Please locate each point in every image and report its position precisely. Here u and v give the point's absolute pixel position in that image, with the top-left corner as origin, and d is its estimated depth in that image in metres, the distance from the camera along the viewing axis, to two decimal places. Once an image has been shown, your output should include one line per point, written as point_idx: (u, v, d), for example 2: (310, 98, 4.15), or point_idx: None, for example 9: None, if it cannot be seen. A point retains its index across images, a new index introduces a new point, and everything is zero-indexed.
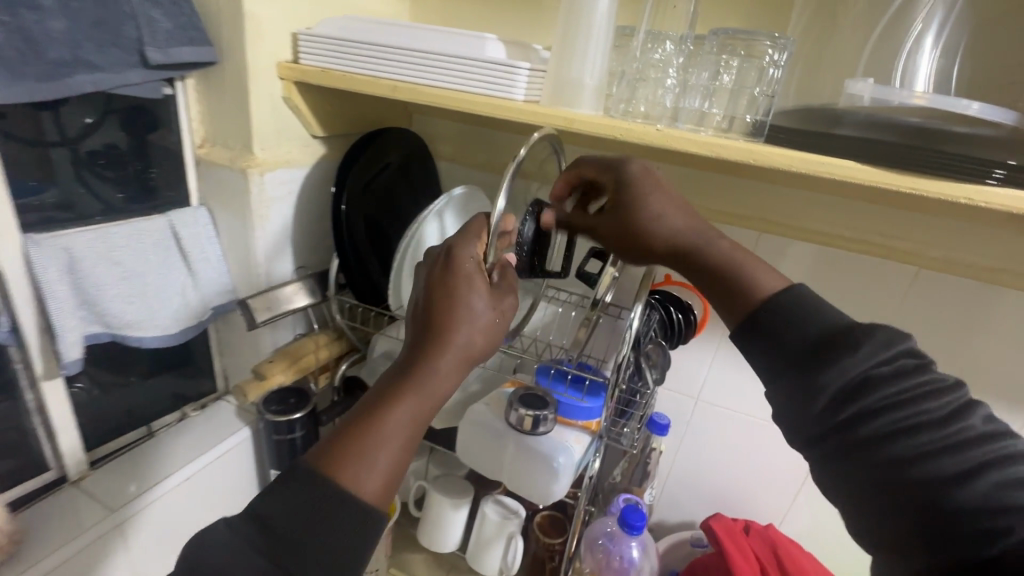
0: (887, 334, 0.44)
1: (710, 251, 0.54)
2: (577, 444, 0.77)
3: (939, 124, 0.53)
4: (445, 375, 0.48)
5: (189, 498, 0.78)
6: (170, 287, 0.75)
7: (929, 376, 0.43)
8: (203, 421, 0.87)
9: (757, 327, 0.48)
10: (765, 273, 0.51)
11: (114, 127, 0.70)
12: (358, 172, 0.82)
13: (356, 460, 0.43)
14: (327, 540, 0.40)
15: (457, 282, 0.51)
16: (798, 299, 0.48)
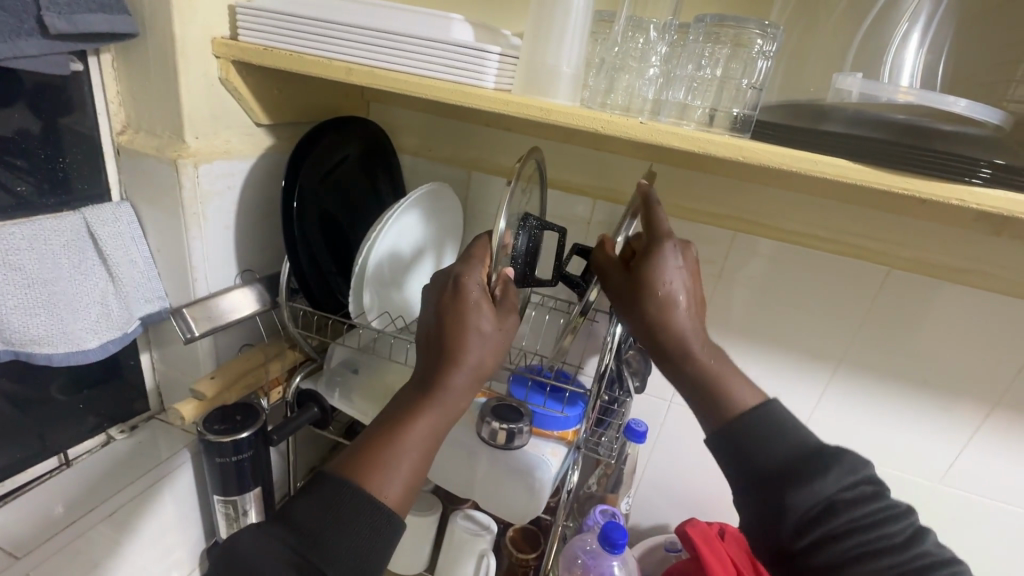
0: (852, 460, 0.50)
1: (700, 364, 0.57)
2: (554, 457, 0.72)
3: (926, 122, 0.51)
4: (456, 392, 0.51)
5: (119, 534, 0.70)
6: (86, 295, 0.65)
7: (885, 502, 0.48)
8: (135, 448, 0.79)
9: (735, 438, 0.53)
10: (745, 387, 0.57)
11: (24, 107, 0.59)
12: (309, 165, 0.74)
13: (378, 474, 0.47)
14: (353, 544, 0.43)
15: (463, 305, 0.53)
16: (771, 418, 0.53)
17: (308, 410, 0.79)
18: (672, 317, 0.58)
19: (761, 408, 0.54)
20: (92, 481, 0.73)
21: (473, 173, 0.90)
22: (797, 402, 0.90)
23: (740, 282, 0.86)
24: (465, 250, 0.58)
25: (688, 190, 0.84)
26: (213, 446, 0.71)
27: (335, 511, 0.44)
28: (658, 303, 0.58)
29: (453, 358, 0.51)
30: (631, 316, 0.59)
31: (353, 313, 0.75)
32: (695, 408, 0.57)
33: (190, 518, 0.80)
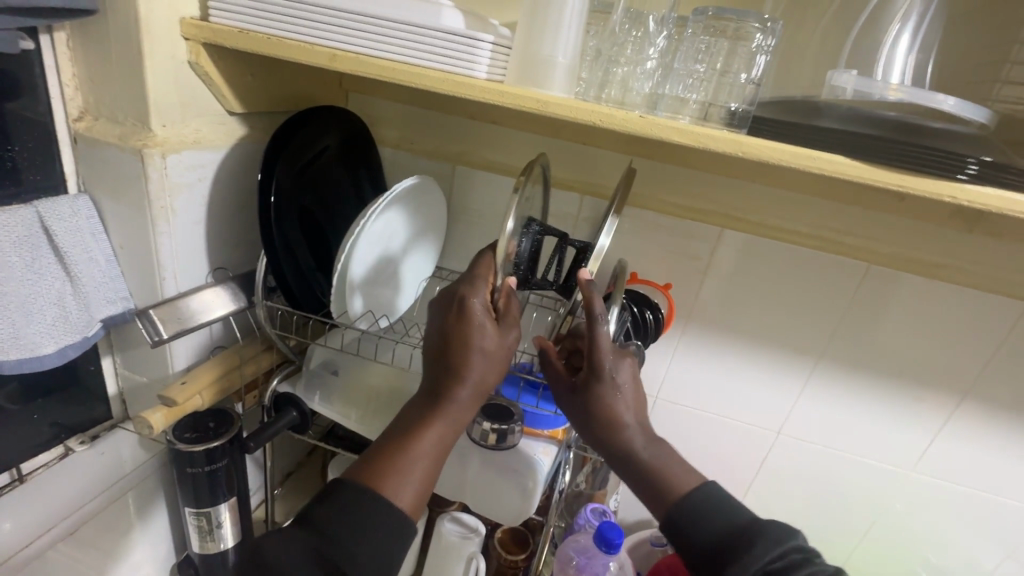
0: (778, 531, 0.49)
1: (639, 463, 0.57)
2: (546, 456, 0.71)
3: (917, 119, 0.51)
4: (463, 405, 0.54)
5: (76, 552, 0.67)
6: (41, 297, 0.60)
7: (817, 570, 0.46)
8: (96, 456, 0.73)
9: (678, 525, 0.53)
10: (685, 472, 0.58)
11: None
12: (288, 156, 0.70)
13: (394, 478, 0.50)
14: (375, 544, 0.47)
15: (469, 323, 0.54)
16: (708, 497, 0.54)
17: (286, 414, 0.75)
18: (618, 429, 0.57)
19: (698, 490, 0.55)
20: (47, 494, 0.67)
21: (457, 166, 0.87)
22: (779, 395, 0.92)
23: (726, 278, 0.86)
24: (469, 268, 0.59)
25: (678, 186, 0.84)
26: (182, 455, 0.67)
27: (361, 514, 0.47)
28: (605, 416, 0.57)
29: (459, 373, 0.54)
30: (579, 429, 0.59)
31: (335, 313, 0.71)
32: (642, 497, 0.58)
33: (154, 531, 0.77)
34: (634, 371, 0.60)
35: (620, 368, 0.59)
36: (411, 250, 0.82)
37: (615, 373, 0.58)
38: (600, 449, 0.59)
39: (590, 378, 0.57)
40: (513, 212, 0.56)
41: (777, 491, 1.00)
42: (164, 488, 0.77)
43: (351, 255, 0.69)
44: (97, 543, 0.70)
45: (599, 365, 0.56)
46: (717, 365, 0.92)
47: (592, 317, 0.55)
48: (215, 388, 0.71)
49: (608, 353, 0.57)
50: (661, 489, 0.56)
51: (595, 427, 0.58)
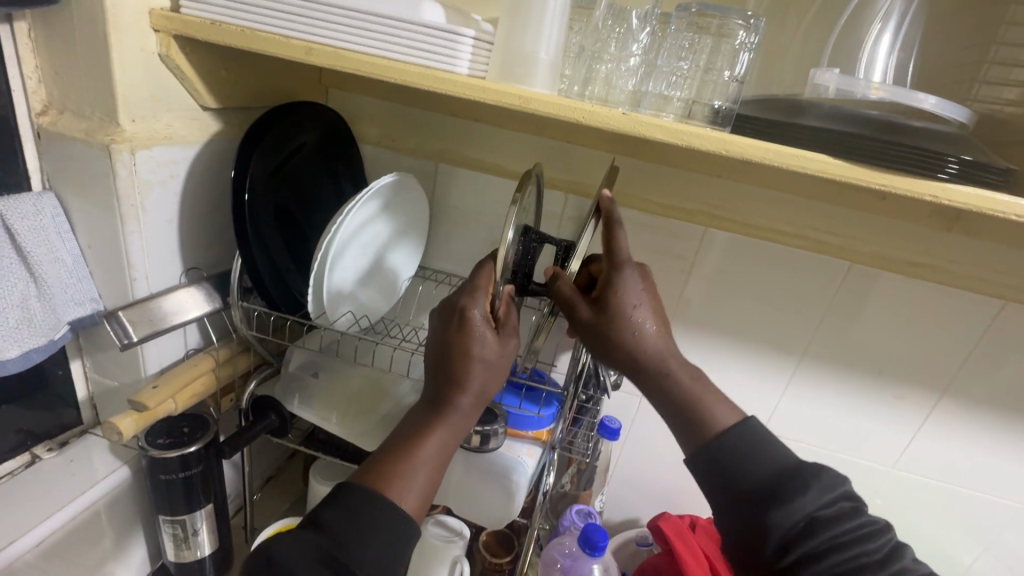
0: (830, 478, 0.51)
1: (672, 386, 0.57)
2: (530, 459, 0.70)
3: (898, 119, 0.51)
4: (464, 413, 0.54)
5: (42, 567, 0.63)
6: (2, 299, 0.57)
7: (862, 518, 0.50)
8: (65, 465, 0.70)
9: (716, 457, 0.54)
10: (719, 404, 0.57)
11: None
12: (264, 153, 0.68)
13: (398, 482, 0.50)
14: (381, 547, 0.46)
15: (468, 334, 0.54)
16: (749, 434, 0.55)
17: (265, 417, 0.74)
18: (646, 345, 0.57)
19: (737, 426, 0.55)
20: (11, 505, 0.64)
21: (439, 164, 0.86)
22: (763, 393, 0.92)
23: (710, 276, 0.86)
24: (470, 279, 0.58)
25: (663, 185, 0.83)
26: (156, 462, 0.65)
27: (365, 518, 0.46)
28: (627, 328, 0.57)
29: (460, 381, 0.53)
30: (606, 354, 0.58)
31: (313, 315, 0.69)
32: (675, 428, 0.58)
33: (132, 544, 0.74)
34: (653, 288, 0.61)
35: (641, 284, 0.59)
36: (395, 246, 0.81)
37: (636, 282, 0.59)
38: (632, 373, 0.59)
39: (610, 282, 0.58)
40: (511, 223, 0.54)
41: None
42: (138, 498, 0.74)
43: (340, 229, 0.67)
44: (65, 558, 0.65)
45: (620, 272, 0.58)
46: (701, 364, 0.92)
47: (611, 228, 0.58)
48: (188, 391, 0.69)
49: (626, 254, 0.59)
50: (691, 416, 0.56)
51: (622, 343, 0.58)
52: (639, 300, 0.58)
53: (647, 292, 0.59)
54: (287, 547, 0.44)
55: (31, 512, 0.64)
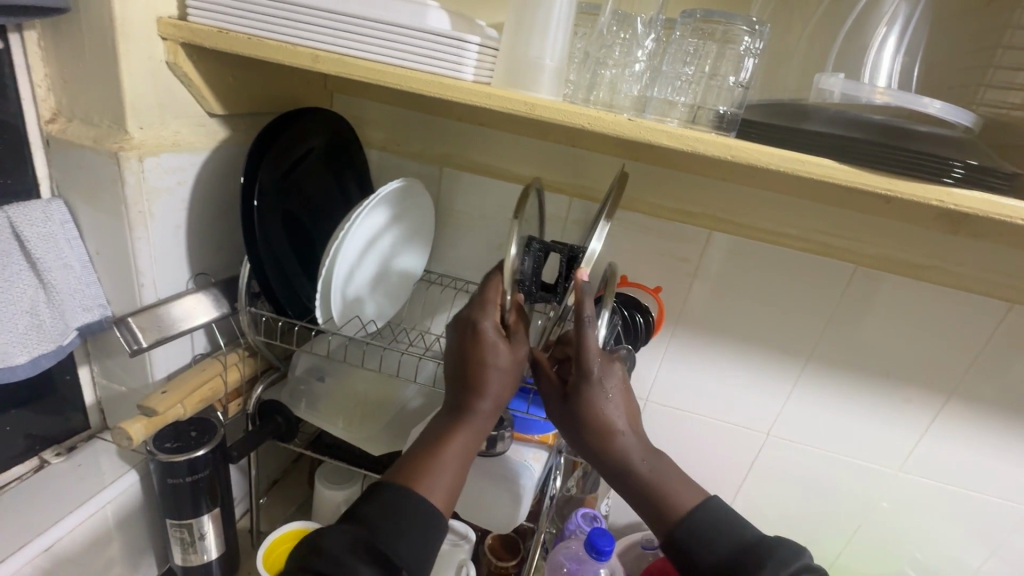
0: (787, 552, 0.53)
1: (636, 477, 0.57)
2: (536, 462, 0.71)
3: (904, 123, 0.51)
4: (484, 416, 0.54)
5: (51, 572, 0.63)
6: (13, 305, 0.58)
7: None
8: (73, 469, 0.71)
9: (678, 543, 0.56)
10: (685, 490, 0.58)
11: None
12: (272, 160, 0.68)
13: (425, 481, 0.50)
14: (417, 539, 0.47)
15: (482, 345, 0.54)
16: (709, 516, 0.56)
17: (272, 421, 0.75)
18: (614, 437, 0.57)
19: (700, 507, 0.57)
20: (21, 510, 0.65)
21: (444, 169, 0.86)
22: (768, 397, 0.92)
23: (715, 280, 0.86)
24: (479, 289, 0.57)
25: (667, 188, 0.83)
26: (164, 466, 0.65)
27: (400, 513, 0.48)
28: (597, 434, 0.56)
29: (477, 387, 0.53)
30: (575, 441, 0.58)
31: (320, 321, 0.70)
32: (640, 511, 0.59)
33: (140, 549, 0.75)
34: (624, 380, 0.59)
35: (612, 381, 0.57)
36: (401, 253, 0.81)
37: (605, 378, 0.57)
38: (598, 462, 0.59)
39: (580, 385, 0.56)
40: (512, 242, 0.54)
41: (766, 492, 1.00)
42: (148, 502, 0.74)
43: (336, 261, 0.67)
44: (75, 564, 0.65)
45: (588, 379, 0.55)
46: (706, 368, 0.93)
47: (580, 326, 0.54)
48: (197, 395, 0.69)
49: (595, 357, 0.55)
50: (660, 512, 0.57)
51: (589, 439, 0.57)
52: (606, 397, 0.56)
53: (618, 388, 0.57)
54: (333, 540, 0.46)
55: (40, 516, 0.64)
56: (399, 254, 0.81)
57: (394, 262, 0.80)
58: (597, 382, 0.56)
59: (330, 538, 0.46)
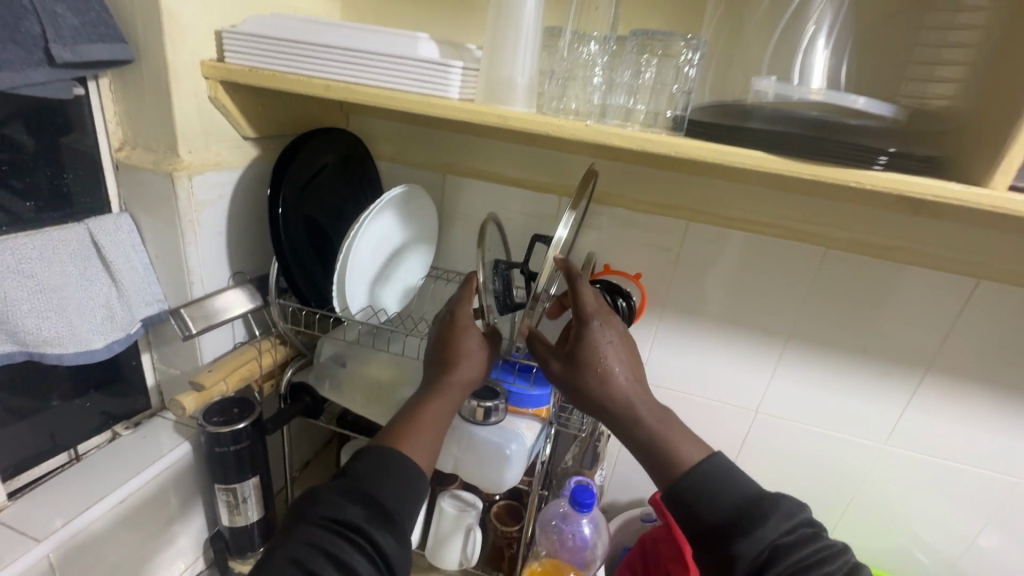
0: (788, 507, 0.57)
1: (642, 425, 0.65)
2: (528, 431, 0.80)
3: (833, 117, 0.58)
4: (456, 389, 0.66)
5: (125, 522, 0.76)
6: (92, 299, 0.71)
7: (823, 543, 0.55)
8: (138, 440, 0.84)
9: (682, 495, 0.60)
10: (686, 443, 0.64)
11: (22, 129, 0.64)
12: (293, 174, 0.80)
13: (410, 439, 0.61)
14: (401, 487, 0.57)
15: (458, 329, 0.68)
16: (713, 469, 0.61)
17: (301, 399, 0.88)
18: (614, 385, 0.66)
19: (706, 461, 0.62)
20: (98, 471, 0.78)
21: (447, 176, 0.97)
22: (752, 376, 0.98)
23: (695, 268, 0.93)
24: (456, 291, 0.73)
25: (645, 184, 0.91)
26: (212, 436, 0.77)
27: (386, 467, 0.57)
28: (598, 375, 0.66)
29: (454, 363, 0.67)
30: (580, 394, 0.66)
31: (338, 309, 0.82)
32: (648, 465, 0.65)
33: (192, 512, 0.87)
34: (623, 335, 0.69)
35: (609, 332, 0.68)
36: (410, 267, 0.95)
37: (602, 327, 0.68)
38: (606, 415, 0.67)
39: (580, 332, 0.67)
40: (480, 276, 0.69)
41: (760, 468, 1.05)
42: (199, 468, 0.87)
43: (353, 240, 0.79)
44: (142, 516, 0.79)
45: (587, 324, 0.67)
46: (694, 349, 0.99)
47: (574, 282, 0.69)
48: (237, 375, 0.81)
49: (590, 307, 0.68)
50: (664, 459, 0.63)
51: (592, 386, 0.66)
52: (606, 346, 0.67)
53: (615, 339, 0.68)
54: (326, 497, 0.54)
55: (114, 476, 0.77)
56: (412, 265, 0.95)
57: (407, 273, 0.94)
58: (596, 334, 0.67)
59: (325, 490, 0.55)
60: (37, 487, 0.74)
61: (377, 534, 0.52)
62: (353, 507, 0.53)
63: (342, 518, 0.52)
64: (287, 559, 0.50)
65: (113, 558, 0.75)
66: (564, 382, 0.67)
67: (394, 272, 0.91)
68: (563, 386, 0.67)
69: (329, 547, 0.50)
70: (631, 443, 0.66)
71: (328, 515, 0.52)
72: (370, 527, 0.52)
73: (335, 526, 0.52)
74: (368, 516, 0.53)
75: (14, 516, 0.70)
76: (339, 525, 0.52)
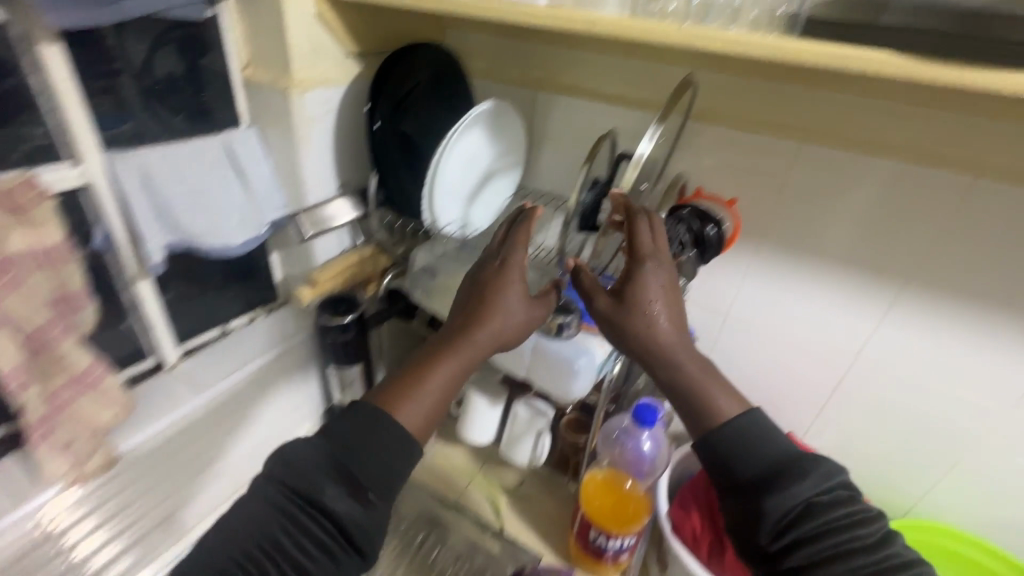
0: (829, 469, 0.53)
1: (679, 373, 0.61)
2: (599, 349, 0.82)
3: (995, 7, 0.47)
4: (480, 346, 0.60)
5: (254, 391, 0.95)
6: (229, 202, 0.82)
7: (858, 506, 0.52)
8: (267, 324, 0.98)
9: (716, 447, 0.56)
10: (724, 394, 0.59)
11: (174, 52, 0.76)
12: (390, 91, 0.86)
13: (407, 402, 0.54)
14: (381, 466, 0.49)
15: (500, 275, 0.64)
16: (753, 424, 0.56)
17: (398, 302, 0.99)
18: (657, 330, 0.62)
19: (746, 416, 0.57)
20: (236, 349, 0.95)
21: (538, 92, 0.95)
22: (857, 320, 0.90)
23: (804, 198, 0.84)
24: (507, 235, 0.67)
25: (753, 99, 0.82)
26: (326, 326, 0.92)
27: (373, 427, 0.51)
28: (644, 316, 0.62)
29: (483, 318, 0.61)
30: (614, 332, 0.64)
31: (427, 223, 0.89)
32: (682, 414, 0.61)
33: (310, 385, 1.06)
34: (675, 288, 0.65)
35: (663, 278, 0.64)
36: (493, 192, 0.98)
37: (656, 269, 0.64)
38: (641, 359, 0.63)
39: (632, 270, 0.64)
40: (574, 197, 0.73)
41: (856, 417, 0.99)
42: (314, 350, 1.02)
43: (442, 155, 0.83)
44: (268, 389, 0.97)
45: (641, 263, 0.64)
46: (796, 283, 0.92)
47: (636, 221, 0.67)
48: (344, 276, 0.92)
49: (647, 246, 0.66)
50: (700, 408, 0.59)
51: (633, 325, 0.62)
52: (657, 288, 0.63)
53: (668, 284, 0.64)
54: (300, 456, 0.49)
55: (250, 350, 0.95)
56: (494, 191, 0.97)
57: (491, 201, 0.98)
58: (648, 276, 0.64)
59: (298, 450, 0.50)
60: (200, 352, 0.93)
61: (343, 510, 0.47)
62: (320, 475, 0.48)
63: (308, 493, 0.47)
64: (239, 552, 0.45)
65: (250, 415, 0.96)
66: (602, 317, 0.65)
67: (480, 198, 0.96)
68: (602, 320, 0.65)
69: (292, 530, 0.47)
70: (668, 395, 0.62)
71: (297, 482, 0.47)
72: (336, 505, 0.47)
73: (299, 502, 0.47)
74: (337, 493, 0.47)
75: (185, 371, 0.90)
76: (303, 499, 0.47)
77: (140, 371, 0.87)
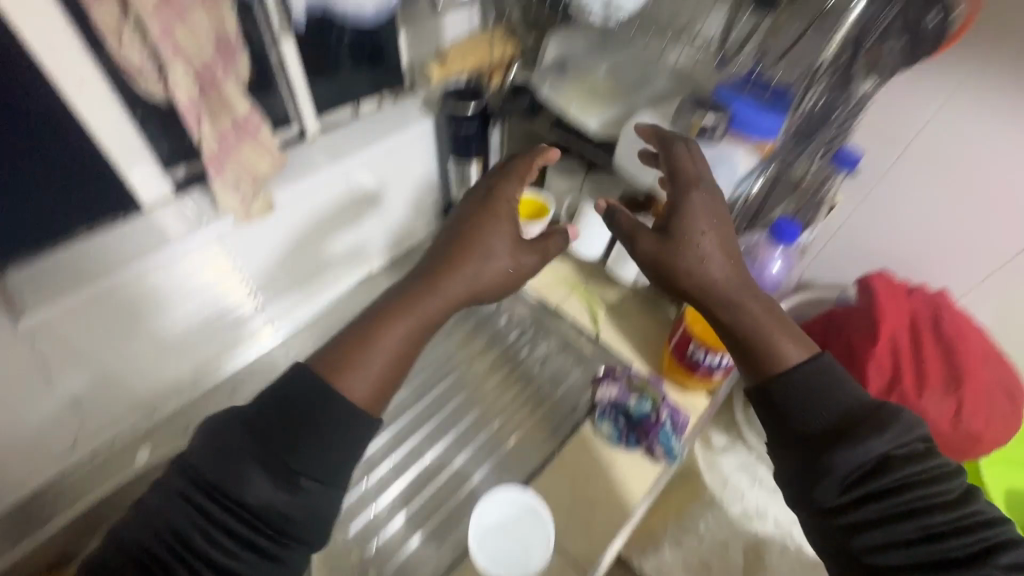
0: (909, 421, 0.59)
1: (742, 315, 0.66)
2: (743, 161, 0.75)
3: None
4: (444, 300, 0.67)
5: (321, 223, 0.93)
6: None
7: (935, 460, 0.59)
8: (375, 121, 0.95)
9: (789, 399, 0.62)
10: (794, 346, 0.65)
11: None
12: None
13: (348, 376, 0.60)
14: (315, 455, 0.56)
15: (484, 224, 0.71)
16: (824, 372, 0.62)
17: (525, 97, 0.96)
18: (709, 281, 0.67)
19: (814, 360, 0.63)
20: (342, 140, 0.91)
21: None
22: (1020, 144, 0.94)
23: (1006, 24, 0.84)
24: (511, 166, 0.76)
25: None
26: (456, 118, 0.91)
27: (290, 405, 0.57)
28: (695, 254, 0.67)
29: (464, 263, 0.68)
30: (670, 276, 0.68)
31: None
32: (742, 362, 0.67)
33: (432, 176, 1.07)
34: (723, 219, 0.70)
35: (709, 205, 0.69)
36: None
37: (694, 194, 0.69)
38: (694, 301, 0.69)
39: (671, 217, 0.69)
40: None
41: None
42: (433, 141, 1.02)
43: None
44: (332, 225, 0.96)
45: (689, 192, 0.69)
46: (970, 108, 0.94)
47: (670, 144, 0.72)
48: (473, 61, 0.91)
49: (687, 176, 0.69)
50: (770, 359, 0.64)
51: (678, 262, 0.67)
52: (698, 234, 0.67)
53: (716, 212, 0.68)
54: (223, 449, 0.55)
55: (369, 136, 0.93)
56: None
57: None
58: (688, 227, 0.67)
59: (199, 457, 0.55)
60: (337, 129, 0.92)
61: (261, 494, 0.54)
62: (241, 459, 0.55)
63: (229, 492, 0.54)
64: (140, 550, 0.52)
65: (321, 241, 0.96)
66: (649, 263, 0.70)
67: None
68: (648, 267, 0.70)
69: (203, 527, 0.53)
70: (731, 339, 0.68)
71: (221, 464, 0.54)
72: (253, 497, 0.54)
73: (200, 491, 0.54)
74: (268, 487, 0.54)
75: (322, 143, 0.90)
76: (216, 493, 0.54)
77: (283, 138, 0.86)
